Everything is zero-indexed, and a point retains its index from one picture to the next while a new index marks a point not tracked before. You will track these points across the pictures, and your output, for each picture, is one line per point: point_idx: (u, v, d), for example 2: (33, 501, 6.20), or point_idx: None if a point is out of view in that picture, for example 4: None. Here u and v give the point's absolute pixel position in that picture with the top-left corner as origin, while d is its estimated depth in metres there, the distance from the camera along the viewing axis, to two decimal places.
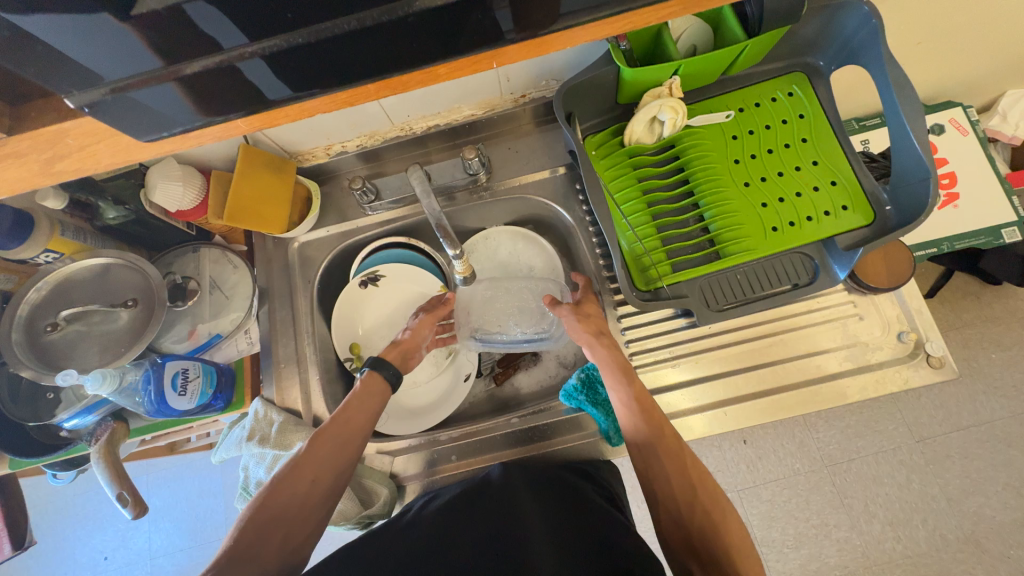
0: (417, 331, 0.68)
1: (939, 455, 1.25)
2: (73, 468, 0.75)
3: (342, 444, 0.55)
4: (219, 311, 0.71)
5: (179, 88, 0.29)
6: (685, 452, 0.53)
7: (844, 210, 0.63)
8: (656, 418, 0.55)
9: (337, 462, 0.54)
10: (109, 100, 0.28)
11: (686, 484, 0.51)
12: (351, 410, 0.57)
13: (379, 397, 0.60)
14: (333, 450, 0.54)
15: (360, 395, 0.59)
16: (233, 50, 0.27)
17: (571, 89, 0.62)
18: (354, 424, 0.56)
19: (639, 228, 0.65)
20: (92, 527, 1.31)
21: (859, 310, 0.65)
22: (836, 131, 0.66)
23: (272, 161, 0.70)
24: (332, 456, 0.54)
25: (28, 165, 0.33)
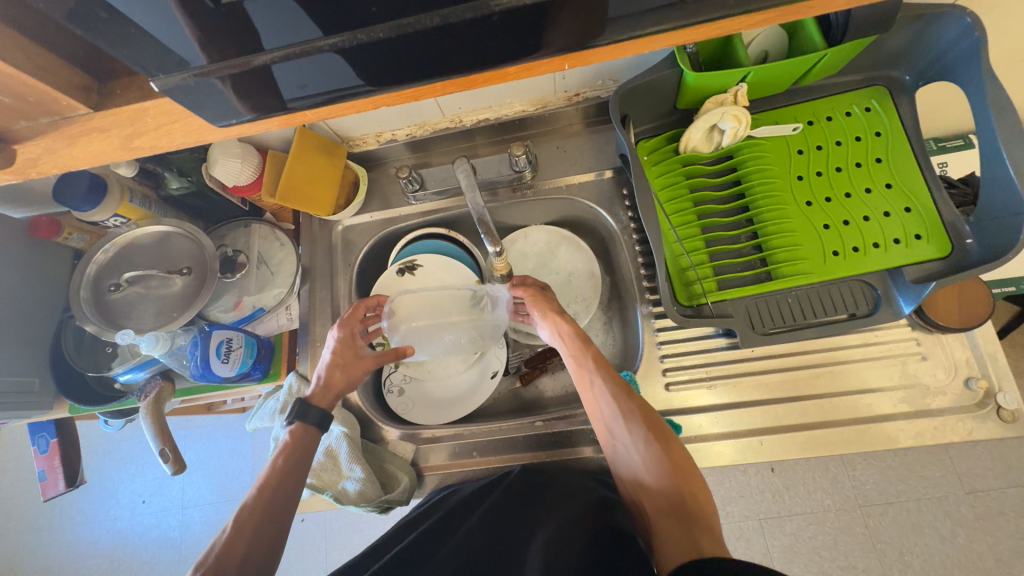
0: (348, 372, 0.63)
1: (991, 511, 1.16)
2: (123, 419, 0.80)
3: (274, 509, 0.52)
4: (264, 286, 0.74)
5: (247, 78, 0.29)
6: (639, 408, 0.54)
7: (917, 240, 0.58)
8: (607, 376, 0.56)
9: (268, 530, 0.51)
10: (195, 84, 0.29)
11: (639, 439, 0.52)
12: (281, 474, 0.54)
13: (309, 449, 0.58)
14: (266, 515, 0.51)
15: (288, 451, 0.56)
16: (275, 50, 0.28)
17: (629, 91, 0.59)
18: (284, 487, 0.53)
19: (685, 240, 0.63)
20: (134, 472, 1.41)
21: (923, 349, 0.59)
22: (917, 152, 0.61)
23: (324, 145, 0.71)
24: (262, 527, 0.50)
25: (110, 139, 0.35)
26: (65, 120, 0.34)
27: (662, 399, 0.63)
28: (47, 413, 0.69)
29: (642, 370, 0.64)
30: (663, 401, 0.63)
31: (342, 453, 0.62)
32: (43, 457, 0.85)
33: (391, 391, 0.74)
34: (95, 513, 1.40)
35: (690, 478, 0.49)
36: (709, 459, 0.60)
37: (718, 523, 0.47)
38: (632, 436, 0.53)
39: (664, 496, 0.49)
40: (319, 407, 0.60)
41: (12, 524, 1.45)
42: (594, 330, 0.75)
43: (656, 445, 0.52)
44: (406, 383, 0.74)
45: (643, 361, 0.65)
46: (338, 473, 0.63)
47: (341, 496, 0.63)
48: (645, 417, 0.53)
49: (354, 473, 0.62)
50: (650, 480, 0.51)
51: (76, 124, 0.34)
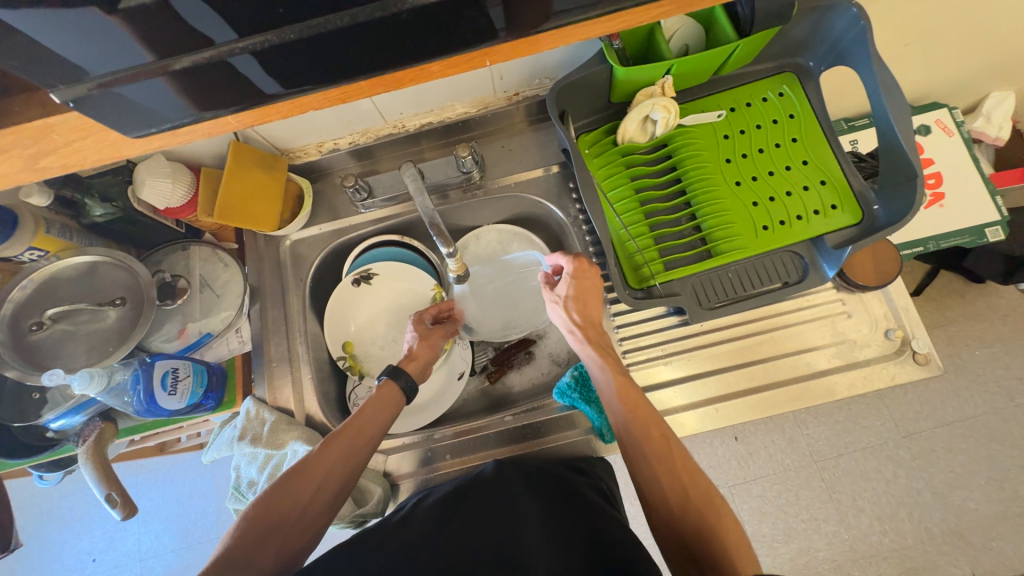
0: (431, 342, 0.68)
1: (925, 450, 1.30)
2: (58, 471, 0.73)
3: (350, 457, 0.55)
4: (209, 310, 0.70)
5: (158, 87, 0.28)
6: (681, 460, 0.53)
7: (833, 210, 0.64)
8: (649, 420, 0.55)
9: (341, 475, 0.54)
10: (97, 96, 0.28)
11: (673, 479, 0.52)
12: (361, 428, 0.57)
13: (392, 409, 0.61)
14: (341, 458, 0.55)
15: (373, 404, 0.59)
16: (226, 45, 0.27)
17: (565, 87, 0.62)
18: (364, 438, 0.57)
19: (632, 226, 0.66)
20: (81, 531, 1.29)
21: (848, 308, 0.65)
22: (826, 131, 0.67)
23: (262, 159, 0.69)
24: (339, 465, 0.54)
25: (11, 161, 0.32)
26: None
27: None
28: None
29: None
30: None
31: None
32: None
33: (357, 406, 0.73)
34: None
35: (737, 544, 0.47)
36: None
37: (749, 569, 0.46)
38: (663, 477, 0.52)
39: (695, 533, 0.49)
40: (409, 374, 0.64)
41: None
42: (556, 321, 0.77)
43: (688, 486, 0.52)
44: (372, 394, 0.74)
45: None
46: None
47: None
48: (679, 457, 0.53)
49: None
50: (691, 536, 0.49)
51: None
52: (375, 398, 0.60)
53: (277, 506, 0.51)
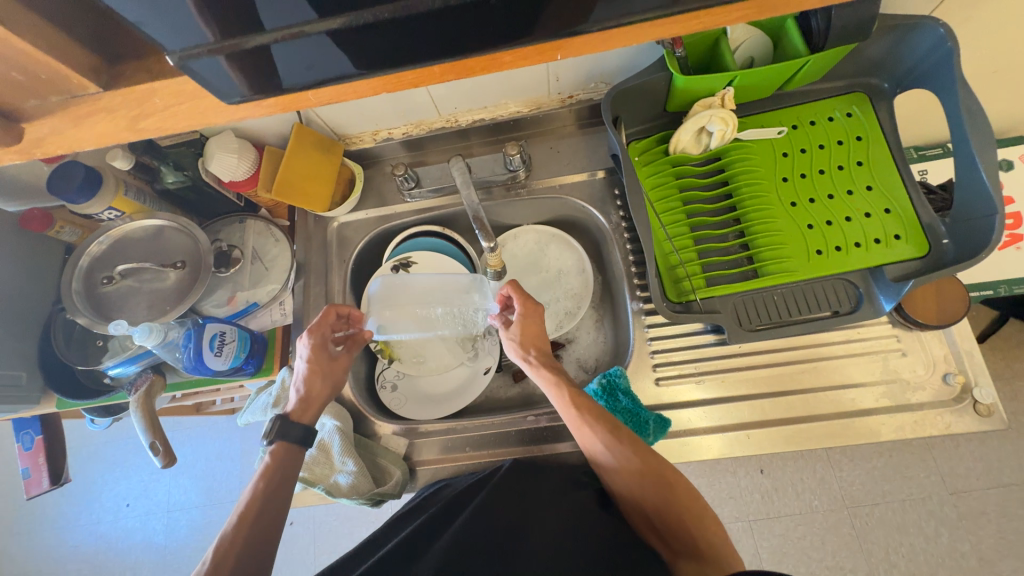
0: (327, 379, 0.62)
1: (973, 510, 1.20)
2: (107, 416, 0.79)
3: (255, 544, 0.51)
4: (258, 282, 0.74)
5: (260, 56, 0.30)
6: (644, 460, 0.53)
7: (896, 240, 0.60)
8: (604, 430, 0.54)
9: (259, 552, 0.51)
10: (198, 64, 0.29)
11: (627, 471, 0.53)
12: (263, 499, 0.53)
13: (292, 469, 0.56)
14: (244, 549, 0.50)
15: (268, 474, 0.55)
16: (275, 31, 0.29)
17: (621, 92, 0.61)
18: (265, 513, 0.52)
19: (676, 238, 0.64)
20: (120, 475, 1.38)
21: (903, 346, 0.61)
22: (895, 157, 0.63)
23: (320, 142, 0.72)
24: (243, 557, 0.50)
25: (117, 120, 0.34)
26: (74, 99, 0.33)
27: (652, 394, 0.64)
28: (35, 408, 0.68)
29: (633, 366, 0.65)
30: (653, 396, 0.64)
31: (334, 445, 0.62)
32: (27, 454, 0.84)
33: (384, 387, 0.75)
34: (78, 517, 1.37)
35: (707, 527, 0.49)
36: (697, 453, 0.61)
37: (713, 520, 0.50)
38: (619, 474, 0.54)
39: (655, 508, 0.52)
40: (300, 423, 0.58)
41: None
42: (587, 327, 0.77)
43: (640, 468, 0.53)
44: (399, 379, 0.75)
45: (634, 357, 0.66)
46: (329, 466, 0.63)
47: (333, 488, 0.63)
48: (632, 446, 0.54)
49: (346, 466, 0.62)
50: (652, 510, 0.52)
51: (84, 104, 0.33)
52: (265, 470, 0.55)
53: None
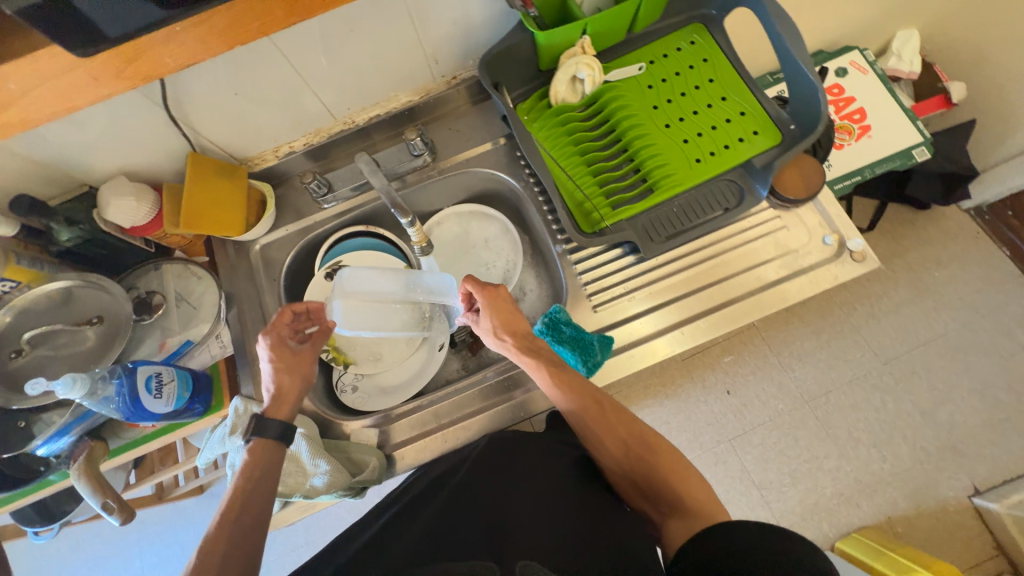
0: (295, 374, 0.62)
1: (906, 373, 1.36)
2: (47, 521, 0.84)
3: (243, 533, 0.50)
4: (188, 322, 0.72)
5: None
6: (618, 420, 0.59)
7: (755, 135, 0.70)
8: (585, 397, 0.59)
9: (248, 540, 0.50)
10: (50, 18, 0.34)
11: (612, 443, 0.58)
12: (246, 492, 0.53)
13: (269, 461, 0.57)
14: (231, 539, 0.49)
15: (247, 471, 0.55)
16: None
17: (493, 58, 0.67)
18: (251, 502, 0.53)
19: (578, 178, 0.70)
20: None
21: (785, 222, 0.71)
22: (737, 68, 0.73)
23: (221, 168, 0.72)
24: (232, 543, 0.49)
25: None
26: None
27: (593, 321, 0.69)
28: None
29: (571, 301, 0.70)
30: (594, 322, 0.69)
31: (302, 449, 0.61)
32: None
33: (345, 391, 0.75)
34: None
35: (679, 474, 0.55)
36: (643, 359, 0.67)
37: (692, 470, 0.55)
38: (605, 445, 0.58)
39: (642, 475, 0.56)
40: (278, 420, 0.59)
41: None
42: (527, 284, 0.82)
43: (623, 438, 0.58)
44: (359, 380, 0.76)
45: (570, 293, 0.71)
46: (303, 472, 0.62)
47: (310, 491, 0.62)
48: (613, 413, 0.59)
49: (319, 467, 0.61)
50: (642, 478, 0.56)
51: None
52: (245, 463, 0.55)
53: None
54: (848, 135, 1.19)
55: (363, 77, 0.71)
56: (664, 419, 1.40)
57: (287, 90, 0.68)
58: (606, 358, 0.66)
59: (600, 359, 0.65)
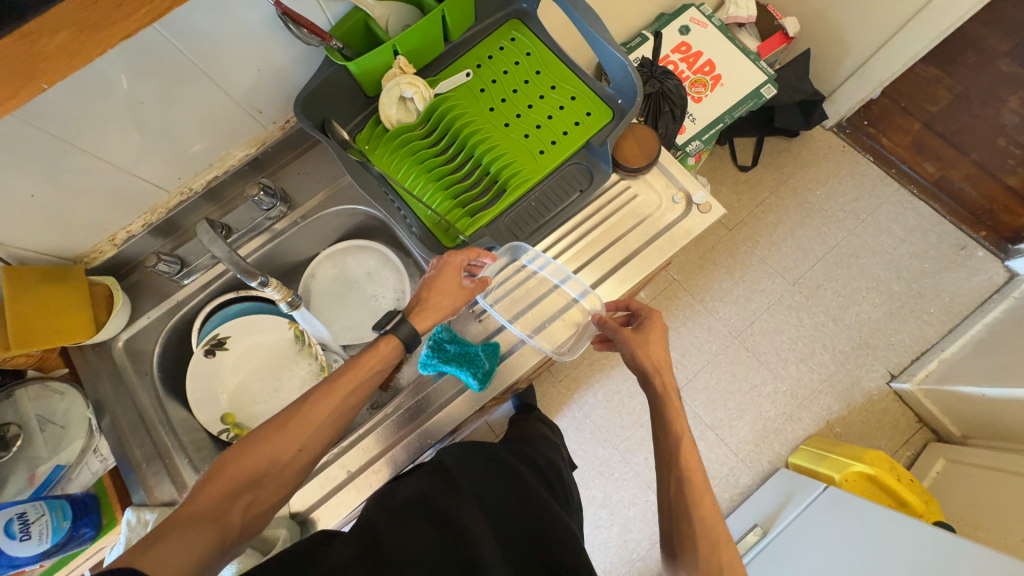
0: (437, 302, 0.64)
1: (813, 287, 1.48)
2: None
3: (330, 419, 0.56)
4: (58, 445, 0.67)
5: None
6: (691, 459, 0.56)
7: (589, 117, 0.73)
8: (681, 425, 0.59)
9: (324, 432, 0.55)
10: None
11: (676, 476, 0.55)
12: (364, 380, 0.59)
13: (391, 359, 0.61)
14: (321, 419, 0.55)
15: (374, 360, 0.60)
16: None
17: (309, 97, 0.65)
18: (359, 392, 0.58)
19: (430, 195, 0.70)
20: None
21: (635, 191, 0.74)
22: (560, 56, 0.75)
23: (46, 274, 0.66)
24: (314, 428, 0.55)
25: None
26: None
27: (480, 329, 0.71)
28: None
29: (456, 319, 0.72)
30: (482, 330, 0.71)
31: None
32: None
33: None
34: None
35: (709, 544, 0.51)
36: (534, 353, 0.70)
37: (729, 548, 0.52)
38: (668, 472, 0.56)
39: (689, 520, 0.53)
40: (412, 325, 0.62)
41: None
42: None
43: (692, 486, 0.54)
44: None
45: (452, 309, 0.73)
46: None
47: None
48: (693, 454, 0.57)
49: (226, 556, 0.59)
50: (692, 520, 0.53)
51: None
52: (375, 347, 0.60)
53: (233, 471, 0.51)
54: (704, 87, 1.26)
55: (182, 143, 0.67)
56: (614, 388, 1.43)
57: (96, 176, 0.63)
58: (496, 366, 0.68)
59: (490, 367, 0.66)
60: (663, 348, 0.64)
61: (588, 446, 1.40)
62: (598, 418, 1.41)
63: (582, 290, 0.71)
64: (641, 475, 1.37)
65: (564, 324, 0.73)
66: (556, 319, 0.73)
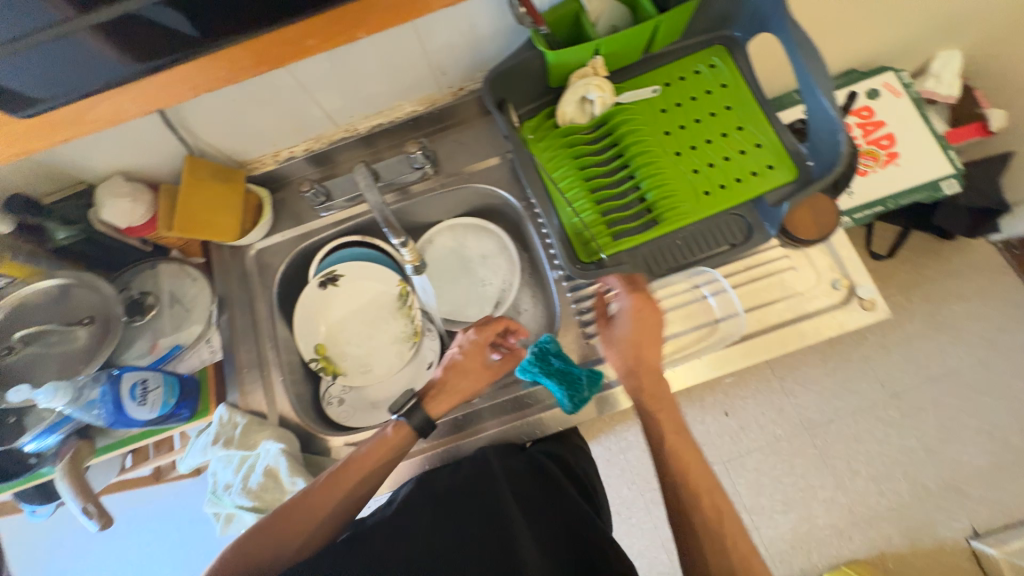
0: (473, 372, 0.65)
1: (913, 407, 1.30)
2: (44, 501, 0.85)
3: (347, 503, 0.58)
4: (180, 325, 0.72)
5: (98, 39, 0.42)
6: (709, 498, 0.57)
7: (770, 169, 0.66)
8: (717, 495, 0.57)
9: (336, 517, 0.57)
10: (18, 58, 0.41)
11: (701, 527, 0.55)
12: (371, 473, 0.59)
13: (394, 456, 0.61)
14: (335, 504, 0.57)
15: (378, 452, 0.60)
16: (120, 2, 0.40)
17: (499, 75, 0.64)
18: (369, 482, 0.59)
19: (578, 202, 0.67)
20: None
21: (793, 263, 0.67)
22: (757, 96, 0.69)
23: (219, 173, 0.71)
24: (328, 511, 0.57)
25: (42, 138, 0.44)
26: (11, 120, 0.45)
27: (583, 353, 0.67)
28: None
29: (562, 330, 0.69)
30: (585, 354, 0.67)
31: (283, 467, 0.61)
32: None
33: (331, 403, 0.75)
34: None
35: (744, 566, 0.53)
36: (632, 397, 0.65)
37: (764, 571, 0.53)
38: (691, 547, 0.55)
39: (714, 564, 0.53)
40: (444, 407, 0.63)
41: None
42: (524, 304, 0.82)
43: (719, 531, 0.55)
44: (346, 393, 0.76)
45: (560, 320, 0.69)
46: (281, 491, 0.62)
47: None
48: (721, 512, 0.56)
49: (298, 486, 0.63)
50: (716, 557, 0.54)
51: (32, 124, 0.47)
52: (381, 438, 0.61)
53: (248, 548, 0.54)
54: (873, 161, 1.13)
55: (366, 86, 0.69)
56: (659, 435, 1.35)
57: (289, 98, 0.66)
58: (594, 393, 0.64)
59: (587, 395, 0.63)
60: (656, 336, 0.63)
61: (615, 482, 1.35)
62: (634, 458, 1.35)
63: (716, 291, 0.68)
64: (658, 531, 1.31)
65: (696, 337, 0.66)
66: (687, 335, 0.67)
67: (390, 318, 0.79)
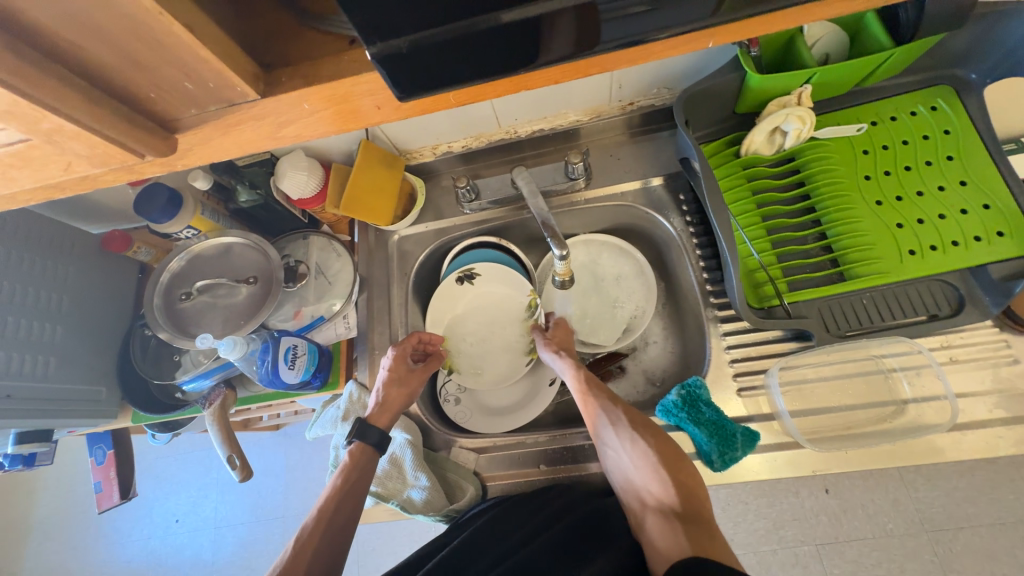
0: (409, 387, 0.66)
1: None
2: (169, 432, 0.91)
3: (337, 531, 0.55)
4: (322, 295, 0.75)
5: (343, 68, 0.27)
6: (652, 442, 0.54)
7: (999, 236, 0.55)
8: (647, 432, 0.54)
9: (334, 545, 0.54)
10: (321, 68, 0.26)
11: (626, 440, 0.54)
12: (341, 493, 0.57)
13: (364, 472, 0.59)
14: (324, 535, 0.54)
15: (346, 471, 0.58)
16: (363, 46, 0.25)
17: (692, 95, 0.60)
18: (347, 501, 0.57)
19: (754, 240, 0.62)
20: (160, 484, 1.35)
21: (1014, 353, 0.56)
22: (991, 147, 0.59)
23: (387, 159, 0.74)
24: (321, 546, 0.53)
25: (259, 128, 0.31)
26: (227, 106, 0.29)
27: (734, 408, 0.61)
28: (113, 422, 0.73)
29: (710, 376, 0.62)
30: (735, 410, 0.60)
31: (409, 460, 0.63)
32: (99, 468, 0.89)
33: (448, 401, 0.74)
34: (126, 532, 1.35)
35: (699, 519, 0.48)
36: (788, 469, 0.57)
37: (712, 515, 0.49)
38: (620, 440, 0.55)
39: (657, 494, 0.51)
40: (378, 427, 0.62)
41: (40, 544, 1.39)
42: (653, 335, 0.77)
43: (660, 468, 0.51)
44: (461, 392, 0.75)
45: (711, 367, 0.62)
46: (403, 481, 0.64)
47: (407, 506, 0.64)
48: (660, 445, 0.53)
49: (420, 481, 0.63)
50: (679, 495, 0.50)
51: (230, 112, 0.29)
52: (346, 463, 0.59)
53: None
54: None
55: (540, 90, 0.68)
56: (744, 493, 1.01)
57: None
58: (745, 455, 0.57)
59: (739, 455, 0.56)
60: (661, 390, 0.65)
61: None
62: None
63: (912, 366, 0.59)
64: None
65: (872, 414, 0.60)
66: (861, 410, 0.61)
67: (511, 325, 0.77)
